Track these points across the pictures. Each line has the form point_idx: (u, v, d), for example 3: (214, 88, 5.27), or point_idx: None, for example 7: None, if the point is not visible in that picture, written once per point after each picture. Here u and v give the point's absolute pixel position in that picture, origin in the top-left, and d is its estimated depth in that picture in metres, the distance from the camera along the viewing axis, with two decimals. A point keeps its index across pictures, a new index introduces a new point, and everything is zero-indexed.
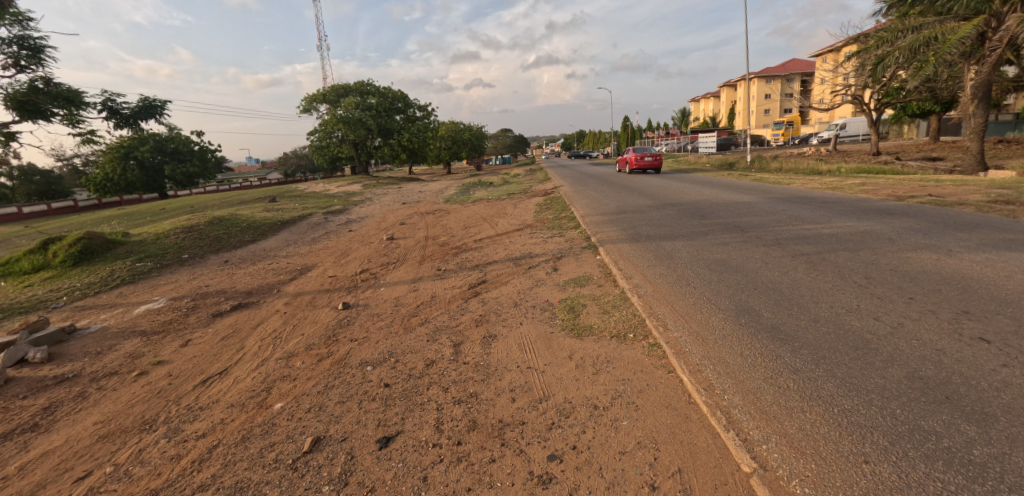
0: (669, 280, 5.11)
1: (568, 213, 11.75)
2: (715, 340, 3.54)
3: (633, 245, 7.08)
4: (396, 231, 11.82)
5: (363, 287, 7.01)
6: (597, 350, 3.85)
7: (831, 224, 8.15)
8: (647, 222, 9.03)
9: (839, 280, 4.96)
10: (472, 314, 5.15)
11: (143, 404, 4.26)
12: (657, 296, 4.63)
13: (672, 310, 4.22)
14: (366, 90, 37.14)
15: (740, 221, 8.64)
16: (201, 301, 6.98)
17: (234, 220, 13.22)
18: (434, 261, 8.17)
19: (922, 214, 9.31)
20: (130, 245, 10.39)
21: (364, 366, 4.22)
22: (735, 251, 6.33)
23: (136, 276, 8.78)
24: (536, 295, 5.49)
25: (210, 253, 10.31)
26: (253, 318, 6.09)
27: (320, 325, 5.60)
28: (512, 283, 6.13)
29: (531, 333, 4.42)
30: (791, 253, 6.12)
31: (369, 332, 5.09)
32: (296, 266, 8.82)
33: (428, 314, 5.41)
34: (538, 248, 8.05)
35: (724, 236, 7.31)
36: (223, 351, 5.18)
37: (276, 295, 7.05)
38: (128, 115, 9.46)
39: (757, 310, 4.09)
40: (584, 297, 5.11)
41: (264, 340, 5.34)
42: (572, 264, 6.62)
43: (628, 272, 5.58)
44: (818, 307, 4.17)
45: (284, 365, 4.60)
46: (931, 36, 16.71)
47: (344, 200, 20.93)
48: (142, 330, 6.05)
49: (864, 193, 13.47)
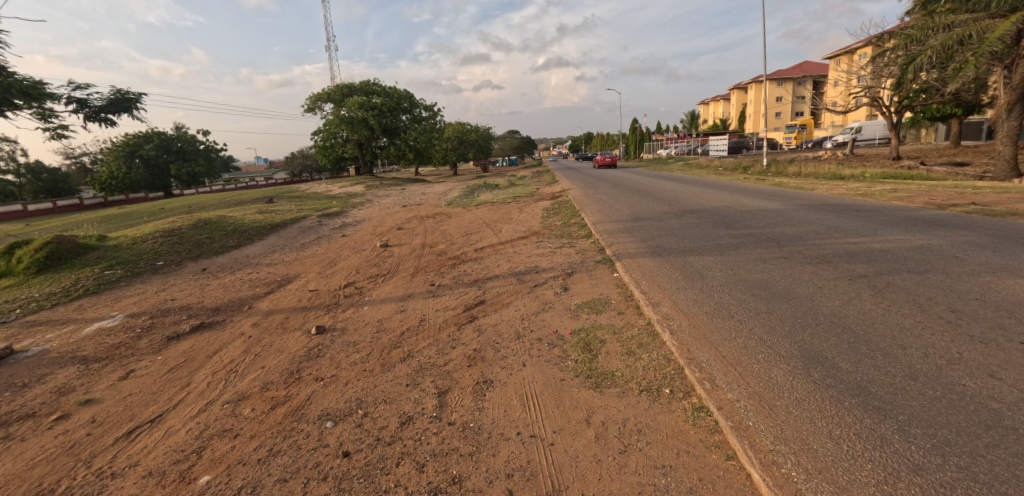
0: (705, 309, 4.18)
1: (577, 219, 10.83)
2: (787, 410, 2.64)
3: (655, 259, 6.15)
4: (392, 237, 10.94)
5: (345, 306, 6.11)
6: (622, 412, 2.94)
7: (879, 237, 7.16)
8: (666, 232, 8.11)
9: (919, 316, 3.98)
10: (466, 348, 4.22)
11: (46, 465, 3.40)
12: (696, 333, 3.71)
13: (718, 355, 3.30)
14: (371, 90, 36.38)
15: (774, 232, 7.66)
16: (160, 320, 6.10)
17: (222, 223, 12.39)
18: (428, 275, 7.26)
19: (976, 225, 8.25)
20: (104, 250, 9.54)
21: (323, 422, 3.31)
22: (778, 270, 5.38)
23: (102, 286, 7.93)
24: (542, 323, 4.56)
25: (188, 260, 9.46)
26: (212, 344, 5.20)
27: (286, 355, 4.71)
28: (514, 306, 5.22)
29: (535, 379, 3.50)
30: (846, 275, 5.16)
31: (339, 369, 4.18)
32: (277, 278, 7.94)
33: (414, 345, 4.50)
34: (545, 261, 7.12)
35: (759, 250, 6.34)
36: (164, 388, 4.32)
37: (246, 313, 6.17)
38: (96, 109, 8.62)
39: (833, 362, 3.17)
40: (601, 330, 4.18)
41: (216, 374, 4.47)
42: (584, 283, 5.68)
43: (654, 297, 4.63)
44: (907, 357, 3.23)
45: (229, 413, 3.73)
46: (965, 35, 15.54)
47: (344, 202, 20.07)
48: (84, 357, 5.17)
49: (898, 199, 12.43)
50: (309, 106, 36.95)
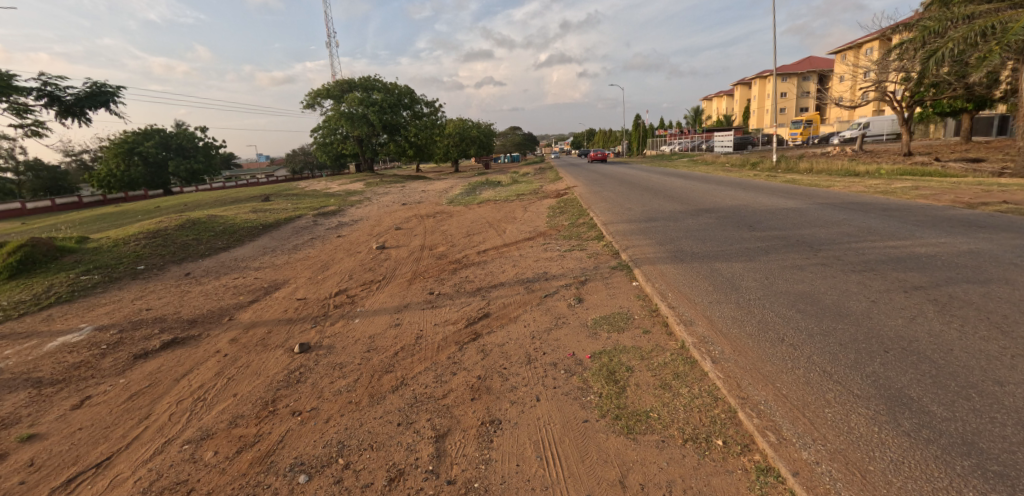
0: (749, 330, 3.57)
1: (586, 219, 10.19)
2: (886, 480, 2.09)
3: (679, 266, 5.52)
4: (389, 238, 10.32)
5: (334, 318, 5.51)
6: (665, 471, 2.37)
7: (918, 240, 6.55)
8: (683, 233, 7.53)
9: (1003, 340, 3.35)
10: (468, 375, 3.61)
11: None
12: (744, 362, 3.08)
13: (777, 394, 2.70)
14: (372, 85, 35.75)
15: (803, 234, 7.02)
16: (129, 335, 5.49)
17: (211, 223, 11.76)
18: (427, 281, 6.67)
19: (1019, 226, 7.60)
20: (82, 254, 8.94)
21: (296, 476, 2.74)
22: (819, 280, 4.75)
23: (76, 293, 7.32)
24: (556, 343, 3.95)
25: (172, 263, 8.87)
26: (182, 365, 4.61)
27: (263, 378, 4.12)
28: (523, 320, 4.62)
29: (552, 420, 2.90)
30: (899, 286, 4.52)
31: (321, 400, 3.58)
32: (263, 284, 7.32)
33: (409, 369, 3.89)
34: (553, 266, 6.50)
35: (792, 256, 5.72)
36: (119, 422, 3.74)
37: (225, 326, 5.57)
38: (70, 103, 8.01)
39: (922, 405, 2.58)
40: (626, 354, 3.57)
41: (180, 404, 3.89)
42: (600, 293, 5.06)
43: (685, 314, 4.00)
44: (1012, 397, 2.61)
45: (187, 457, 3.15)
46: (987, 26, 14.70)
47: (341, 200, 19.38)
48: (37, 379, 4.59)
49: (921, 197, 11.87)
50: (309, 101, 36.31)
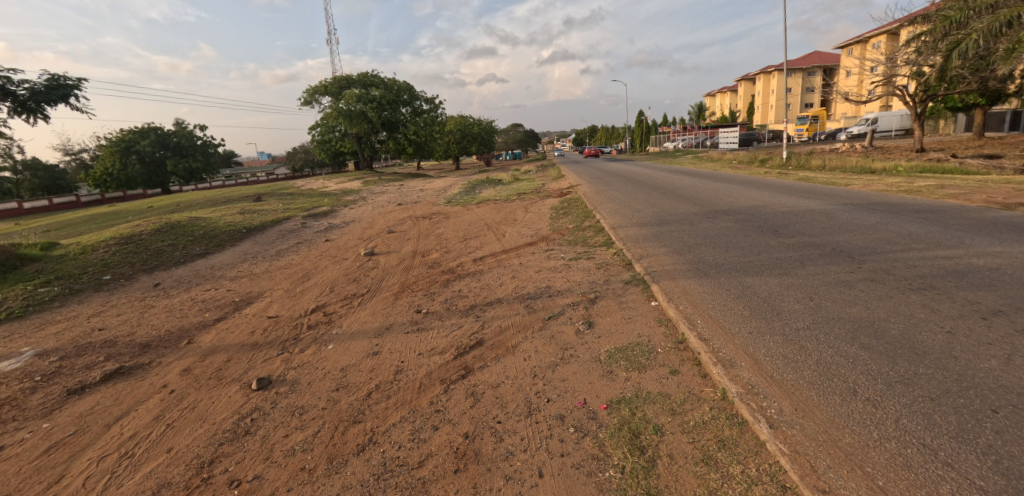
0: (809, 378, 2.81)
1: (591, 222, 9.45)
2: None
3: (704, 283, 4.74)
4: (380, 243, 9.58)
5: (305, 343, 4.75)
6: None
7: (972, 248, 5.74)
8: (702, 239, 6.76)
9: None
10: (453, 432, 2.87)
11: None
12: (814, 430, 2.35)
13: (872, 488, 2.01)
14: (370, 82, 34.91)
15: (837, 241, 6.23)
16: (71, 362, 4.77)
17: (191, 226, 11.01)
18: (414, 295, 5.92)
19: None
20: (45, 262, 8.22)
21: None
22: (875, 301, 3.98)
23: (29, 308, 6.59)
24: (563, 387, 3.21)
25: (141, 272, 8.16)
26: (119, 405, 3.89)
27: (207, 427, 3.40)
28: (522, 351, 3.88)
29: None
30: (973, 311, 3.74)
31: (271, 462, 2.87)
32: (234, 298, 6.58)
33: (382, 420, 3.15)
34: (558, 279, 5.73)
35: (833, 269, 4.94)
36: (24, 488, 3.04)
37: (181, 352, 4.84)
38: (25, 98, 7.27)
39: None
40: (652, 405, 2.83)
41: (104, 461, 3.19)
42: (613, 316, 4.30)
43: (723, 351, 3.23)
44: None
45: None
46: (1012, 15, 13.16)
47: (334, 200, 18.54)
48: None
49: (948, 196, 11.09)
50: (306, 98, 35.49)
